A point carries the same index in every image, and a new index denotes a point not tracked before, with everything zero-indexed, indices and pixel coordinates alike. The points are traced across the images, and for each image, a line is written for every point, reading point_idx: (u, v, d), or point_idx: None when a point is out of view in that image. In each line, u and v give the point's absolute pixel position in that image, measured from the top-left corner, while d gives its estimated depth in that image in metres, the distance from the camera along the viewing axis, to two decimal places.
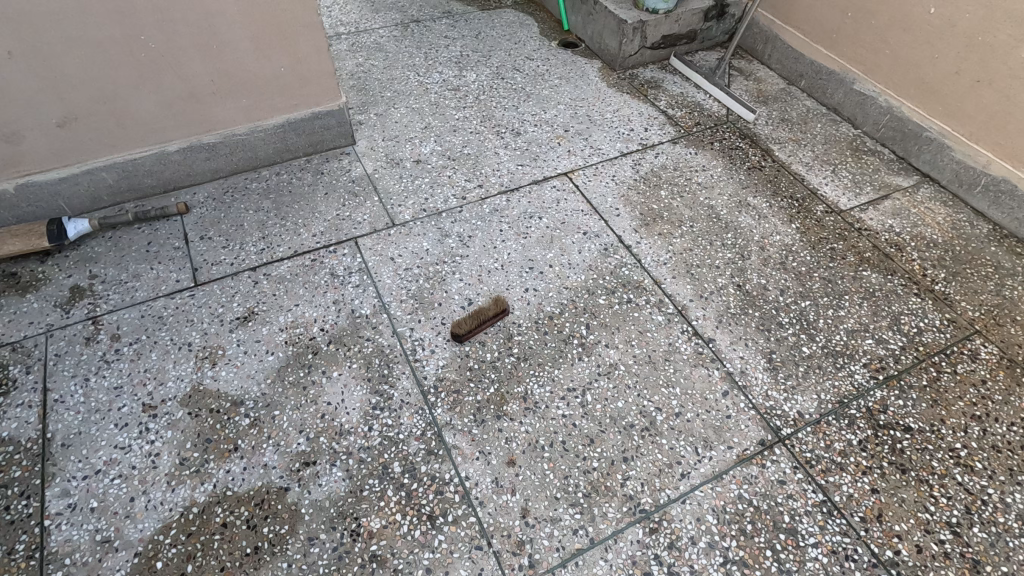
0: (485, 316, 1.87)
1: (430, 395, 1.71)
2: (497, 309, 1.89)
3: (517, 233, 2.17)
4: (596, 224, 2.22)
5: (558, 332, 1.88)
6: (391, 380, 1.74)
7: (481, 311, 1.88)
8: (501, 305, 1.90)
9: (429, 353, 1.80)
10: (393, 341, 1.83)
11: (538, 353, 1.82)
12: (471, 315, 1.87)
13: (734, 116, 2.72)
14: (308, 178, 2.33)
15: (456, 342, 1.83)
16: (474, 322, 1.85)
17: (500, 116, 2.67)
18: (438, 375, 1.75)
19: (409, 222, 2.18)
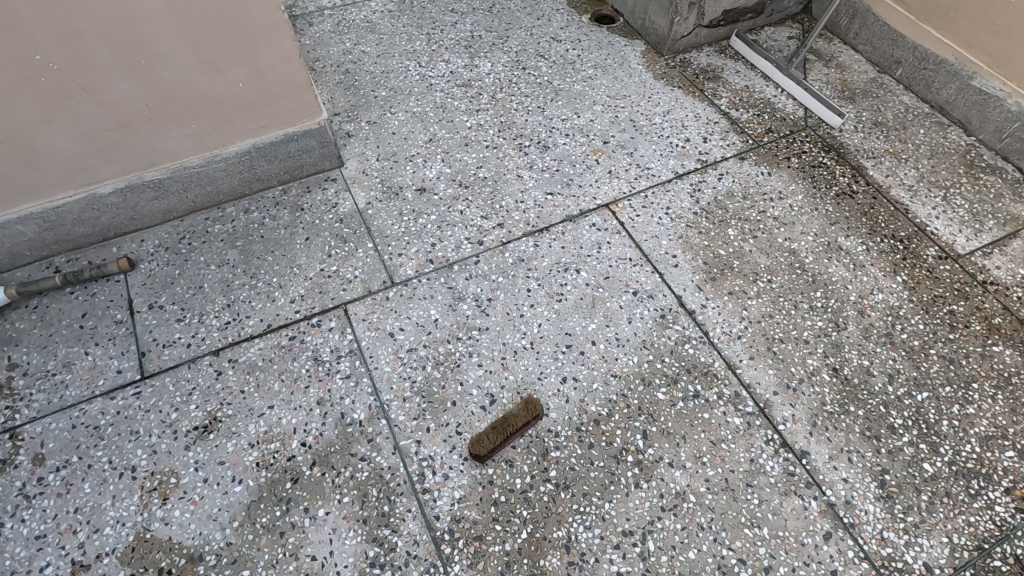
0: (514, 429, 1.45)
1: (445, 543, 1.32)
2: (529, 417, 1.47)
3: (550, 294, 1.71)
4: (650, 279, 1.75)
5: (607, 444, 1.46)
6: (393, 520, 1.34)
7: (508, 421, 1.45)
8: (532, 410, 1.48)
9: (441, 480, 1.40)
10: (396, 460, 1.43)
11: (581, 477, 1.41)
12: (494, 427, 1.45)
13: (813, 119, 2.18)
14: (284, 217, 1.86)
15: (475, 464, 1.42)
16: (500, 439, 1.43)
17: (522, 123, 2.15)
18: (454, 514, 1.35)
19: (412, 281, 1.73)
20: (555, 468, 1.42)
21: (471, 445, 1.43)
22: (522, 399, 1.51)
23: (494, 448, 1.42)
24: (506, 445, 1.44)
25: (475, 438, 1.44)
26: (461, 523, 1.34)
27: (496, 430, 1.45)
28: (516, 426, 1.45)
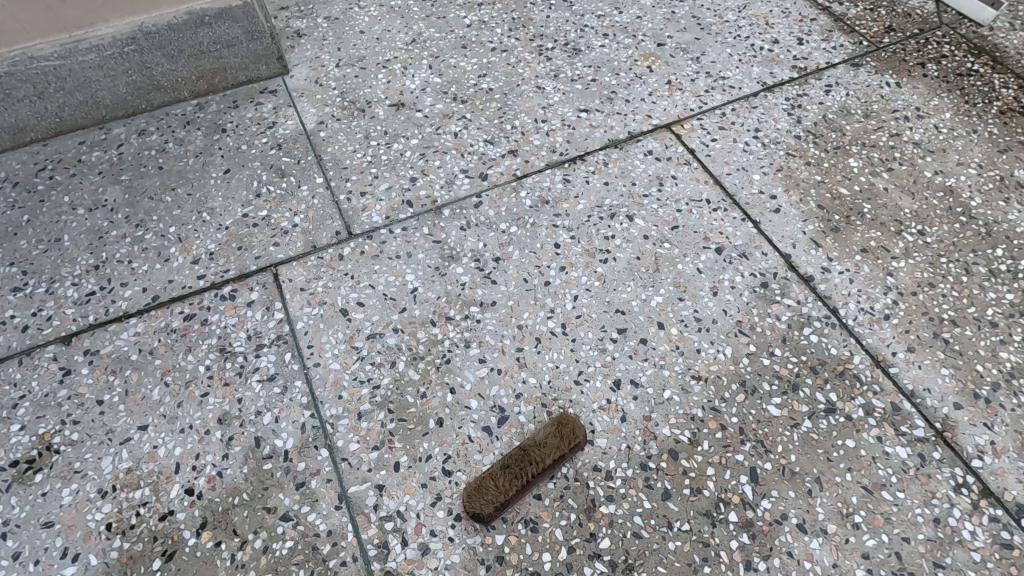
0: (538, 468, 0.87)
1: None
2: (564, 446, 0.89)
3: (589, 253, 1.13)
4: (740, 231, 1.16)
5: (693, 497, 0.88)
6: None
7: (529, 455, 0.87)
8: (569, 436, 0.89)
9: (414, 560, 0.82)
10: (343, 522, 0.85)
11: (654, 556, 0.83)
12: (505, 465, 0.87)
13: (950, 15, 1.56)
14: (195, 142, 1.27)
15: (473, 528, 0.85)
16: (516, 486, 0.85)
17: (542, 19, 1.54)
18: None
19: (380, 233, 1.14)
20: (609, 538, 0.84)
21: (466, 496, 0.85)
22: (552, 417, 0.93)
23: (504, 500, 0.85)
24: (525, 493, 0.86)
25: (474, 483, 0.87)
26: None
27: (509, 469, 0.87)
28: (541, 463, 0.87)
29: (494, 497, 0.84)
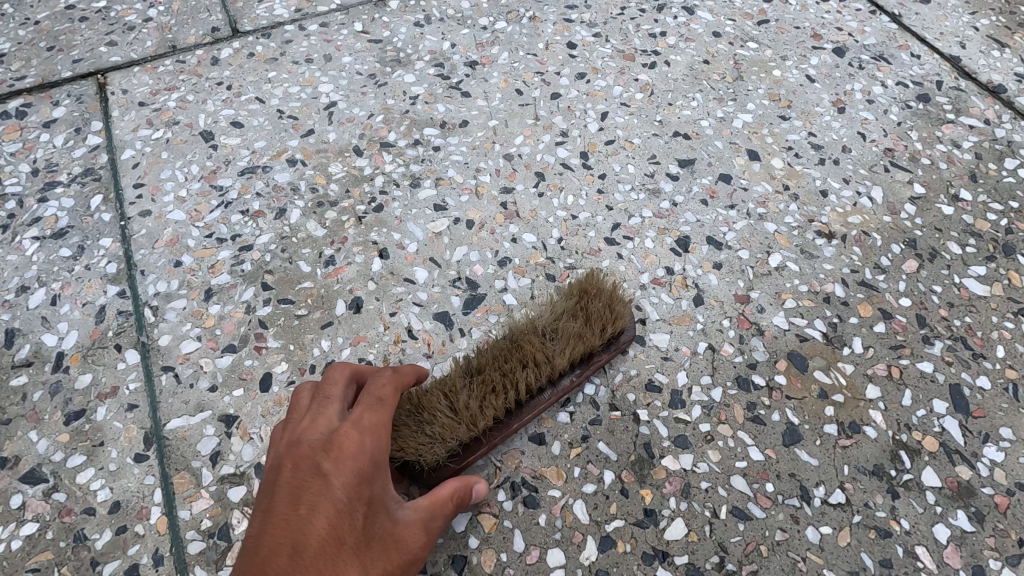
0: (538, 374, 0.44)
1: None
2: (590, 335, 0.45)
3: (625, 54, 0.68)
4: (869, 27, 0.71)
5: (844, 442, 0.44)
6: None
7: (521, 347, 0.44)
8: (599, 316, 0.46)
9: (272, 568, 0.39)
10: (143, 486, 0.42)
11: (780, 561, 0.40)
12: (473, 366, 0.44)
13: None
14: None
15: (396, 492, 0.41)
16: (492, 404, 0.42)
17: None
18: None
19: (285, 30, 0.70)
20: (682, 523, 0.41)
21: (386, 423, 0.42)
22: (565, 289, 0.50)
23: (466, 432, 0.41)
24: (509, 422, 0.43)
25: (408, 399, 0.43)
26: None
27: (478, 373, 0.44)
28: (547, 363, 0.44)
29: (440, 426, 0.41)
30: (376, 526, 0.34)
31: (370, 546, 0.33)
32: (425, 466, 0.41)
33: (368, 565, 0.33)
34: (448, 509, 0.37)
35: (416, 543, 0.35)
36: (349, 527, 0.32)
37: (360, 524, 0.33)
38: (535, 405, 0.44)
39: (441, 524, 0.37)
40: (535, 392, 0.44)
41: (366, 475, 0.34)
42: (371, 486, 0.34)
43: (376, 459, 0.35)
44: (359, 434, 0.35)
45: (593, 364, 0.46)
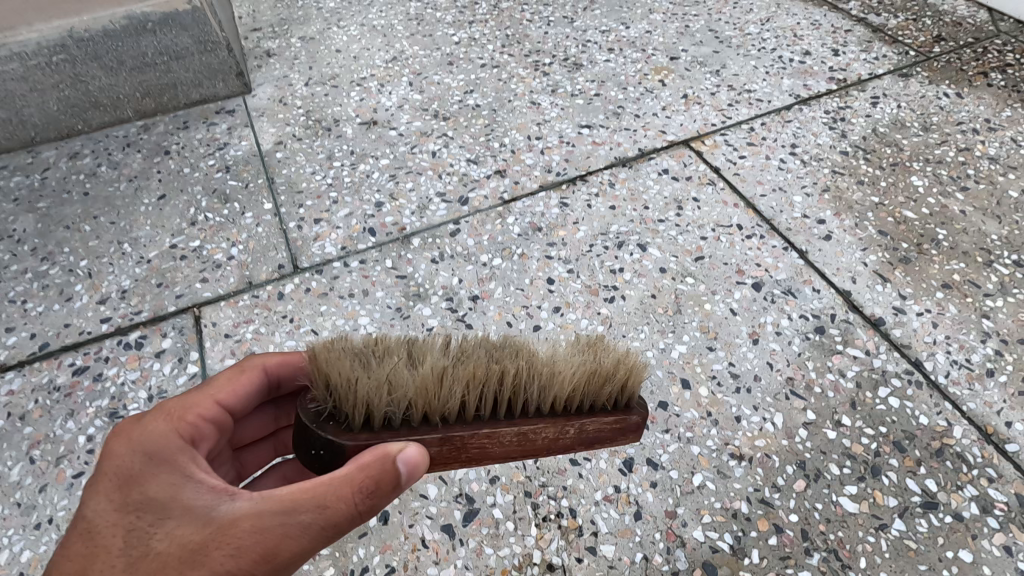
0: (542, 390, 0.54)
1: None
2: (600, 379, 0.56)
3: (591, 289, 0.89)
4: (782, 263, 0.92)
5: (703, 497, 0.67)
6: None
7: (524, 356, 0.55)
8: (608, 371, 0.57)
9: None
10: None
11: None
12: (485, 352, 0.56)
13: (1009, 25, 1.37)
14: (132, 165, 1.10)
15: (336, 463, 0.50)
16: (458, 386, 0.52)
17: (539, 36, 1.38)
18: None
19: (333, 266, 0.93)
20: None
21: (327, 362, 0.51)
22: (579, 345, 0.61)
23: (421, 401, 0.51)
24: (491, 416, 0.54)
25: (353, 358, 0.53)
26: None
27: (461, 358, 0.55)
28: (547, 379, 0.54)
29: (399, 382, 0.50)
30: (156, 513, 0.45)
31: (144, 524, 0.44)
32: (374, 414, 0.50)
33: (140, 540, 0.44)
34: (353, 493, 0.45)
35: (230, 526, 0.44)
36: (119, 522, 0.45)
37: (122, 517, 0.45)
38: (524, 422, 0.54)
39: (279, 509, 0.44)
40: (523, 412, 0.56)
41: (133, 479, 0.47)
42: (144, 484, 0.47)
43: (148, 464, 0.48)
44: (142, 446, 0.48)
45: (592, 424, 0.57)
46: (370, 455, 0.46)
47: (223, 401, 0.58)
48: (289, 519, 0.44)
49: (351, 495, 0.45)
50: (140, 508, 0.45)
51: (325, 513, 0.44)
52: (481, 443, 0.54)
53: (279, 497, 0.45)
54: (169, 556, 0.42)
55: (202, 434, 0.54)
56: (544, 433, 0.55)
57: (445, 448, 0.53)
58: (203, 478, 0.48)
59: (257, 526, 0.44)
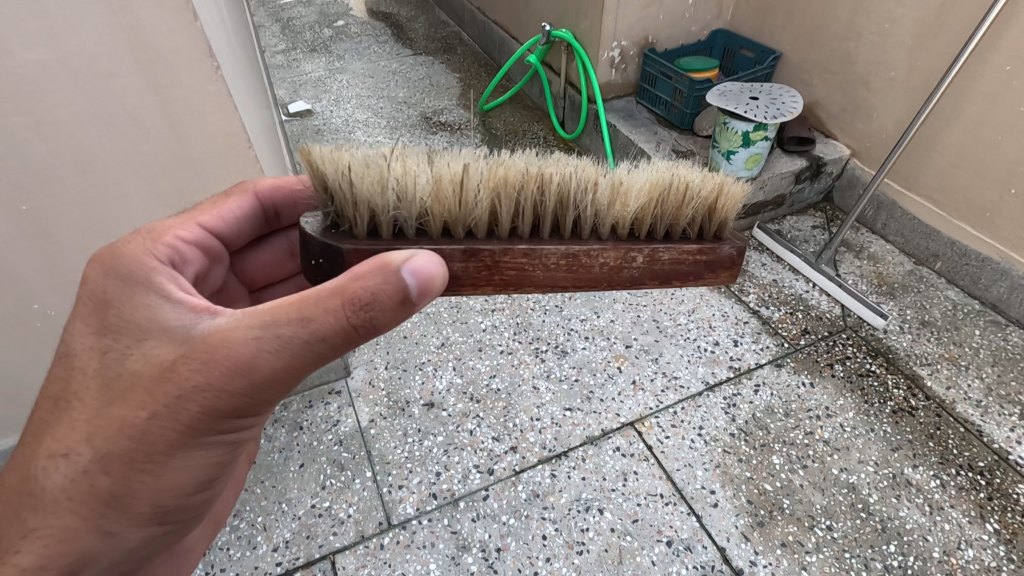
0: (605, 206, 1.05)
1: (191, 440, 0.84)
2: (661, 210, 1.10)
3: (569, 544, 1.46)
4: (686, 524, 1.50)
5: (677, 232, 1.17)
6: (205, 494, 0.94)
7: (578, 186, 1.06)
8: (675, 193, 1.09)
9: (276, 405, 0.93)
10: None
11: (676, 262, 1.09)
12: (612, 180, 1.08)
13: (853, 319, 2.04)
14: (279, 438, 1.73)
15: (371, 240, 0.95)
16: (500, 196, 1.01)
17: (538, 324, 2.06)
18: (223, 424, 0.86)
19: (411, 523, 1.52)
20: (658, 276, 1.10)
21: (346, 175, 0.95)
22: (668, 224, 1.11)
23: (460, 215, 1.00)
24: (547, 221, 1.04)
25: (345, 167, 0.97)
26: (213, 417, 0.83)
27: (486, 175, 1.02)
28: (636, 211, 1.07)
29: (405, 190, 0.96)
30: (128, 315, 0.88)
31: (120, 303, 0.89)
32: (382, 219, 0.96)
33: (131, 297, 0.89)
34: (358, 280, 0.78)
35: (249, 337, 0.79)
36: (97, 335, 0.88)
37: (104, 301, 0.90)
38: (593, 256, 1.03)
39: (289, 305, 0.80)
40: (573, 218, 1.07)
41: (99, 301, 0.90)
42: (105, 304, 0.90)
43: (106, 295, 0.90)
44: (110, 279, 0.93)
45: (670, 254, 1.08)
46: (376, 264, 0.79)
47: (225, 209, 1.17)
48: (269, 331, 0.79)
49: (343, 303, 0.78)
50: (115, 332, 0.87)
51: (349, 292, 0.78)
52: (522, 262, 1.00)
53: (294, 303, 0.80)
54: (206, 348, 0.80)
55: (186, 253, 1.05)
56: (610, 262, 1.05)
57: (475, 260, 0.98)
58: (168, 302, 0.89)
59: (266, 324, 0.79)
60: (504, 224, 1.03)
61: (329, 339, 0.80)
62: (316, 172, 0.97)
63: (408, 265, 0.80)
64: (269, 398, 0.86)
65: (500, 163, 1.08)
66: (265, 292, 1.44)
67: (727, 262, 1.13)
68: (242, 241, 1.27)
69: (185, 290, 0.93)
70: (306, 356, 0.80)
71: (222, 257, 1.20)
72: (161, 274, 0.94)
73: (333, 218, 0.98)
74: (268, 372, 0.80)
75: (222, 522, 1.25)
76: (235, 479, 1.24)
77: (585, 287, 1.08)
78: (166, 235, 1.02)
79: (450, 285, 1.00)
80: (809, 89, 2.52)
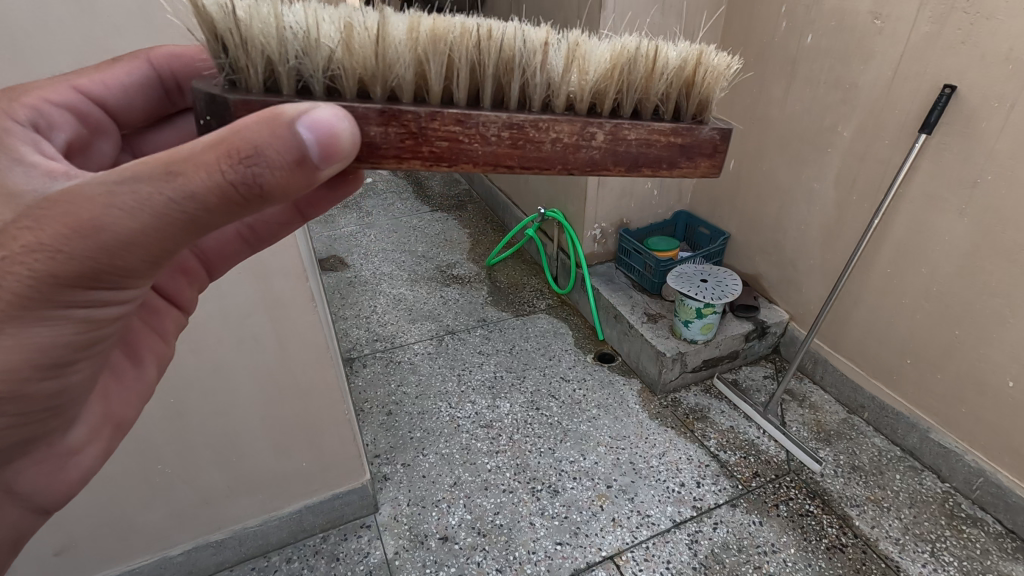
0: (562, 78, 1.01)
1: (22, 312, 0.78)
2: (631, 82, 1.06)
3: None
4: None
5: (653, 114, 1.13)
6: (56, 383, 0.90)
7: (526, 52, 1.01)
8: (641, 68, 1.06)
9: (144, 281, 0.88)
10: (217, 249, 1.28)
11: (647, 143, 1.02)
12: (570, 54, 1.03)
13: (796, 463, 2.46)
14: (320, 568, 2.09)
15: (268, 95, 0.88)
16: (435, 63, 0.95)
17: (534, 465, 2.47)
18: (69, 296, 0.81)
19: None
20: (624, 160, 1.01)
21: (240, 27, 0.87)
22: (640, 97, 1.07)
23: (381, 69, 0.92)
24: (490, 87, 0.98)
25: (238, 10, 0.89)
26: (58, 285, 0.77)
27: (412, 34, 0.96)
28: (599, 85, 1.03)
29: (310, 40, 0.90)
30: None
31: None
32: (282, 73, 0.89)
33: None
34: (238, 130, 0.71)
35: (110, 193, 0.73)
36: None
37: None
38: (543, 128, 0.94)
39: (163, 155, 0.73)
40: (520, 88, 1.00)
41: None
42: None
43: None
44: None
45: (636, 134, 1.01)
46: (264, 115, 0.71)
47: (112, 75, 1.12)
48: (127, 185, 0.72)
49: (220, 154, 0.71)
50: None
51: (227, 138, 0.71)
52: (455, 131, 0.90)
53: (160, 156, 0.72)
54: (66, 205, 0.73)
55: (53, 116, 1.05)
56: (566, 138, 0.96)
57: (396, 124, 0.86)
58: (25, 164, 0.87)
59: (124, 178, 0.72)
60: (435, 87, 0.95)
61: (200, 196, 0.73)
62: (203, 15, 0.87)
63: (304, 118, 0.73)
64: (129, 264, 0.80)
65: (432, 18, 1.01)
66: (142, 145, 1.31)
67: (708, 149, 1.06)
68: (137, 113, 1.23)
69: (41, 153, 0.92)
70: (178, 216, 0.74)
71: (107, 128, 1.18)
72: (17, 136, 0.93)
73: (226, 72, 0.89)
74: (117, 235, 0.74)
75: (127, 429, 1.17)
76: (126, 378, 1.17)
77: (538, 169, 0.96)
78: (28, 95, 1.02)
79: (367, 153, 0.87)
80: (754, 263, 3.12)
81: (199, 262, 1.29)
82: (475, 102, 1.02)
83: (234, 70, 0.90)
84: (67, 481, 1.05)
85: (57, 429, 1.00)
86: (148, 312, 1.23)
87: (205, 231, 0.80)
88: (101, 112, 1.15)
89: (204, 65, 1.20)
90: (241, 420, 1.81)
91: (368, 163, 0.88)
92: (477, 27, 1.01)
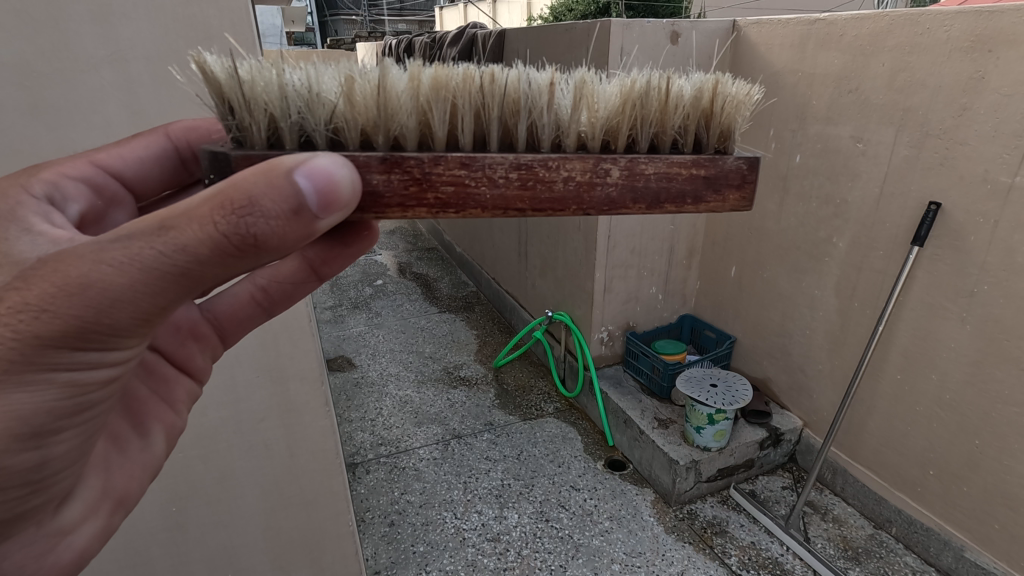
0: (574, 118, 1.08)
1: (5, 377, 0.76)
2: (643, 117, 1.13)
3: None
4: None
5: (672, 147, 1.19)
6: (37, 455, 0.86)
7: (530, 95, 1.08)
8: (656, 104, 1.13)
9: (137, 343, 0.88)
10: (230, 315, 1.33)
11: (668, 177, 1.06)
12: (579, 96, 1.10)
13: None
14: None
15: (272, 149, 0.94)
16: (438, 113, 1.02)
17: None
18: (55, 358, 0.79)
19: None
20: (644, 196, 1.05)
21: (250, 88, 0.94)
22: (658, 125, 1.14)
23: (383, 118, 0.98)
24: (495, 132, 1.04)
25: (241, 73, 0.96)
26: (41, 347, 0.76)
27: (414, 85, 1.02)
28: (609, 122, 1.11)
29: (311, 95, 0.97)
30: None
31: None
32: (284, 128, 0.96)
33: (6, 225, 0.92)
34: (231, 183, 0.73)
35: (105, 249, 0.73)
36: None
37: None
38: (553, 167, 0.98)
39: (158, 211, 0.74)
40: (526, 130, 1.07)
41: None
42: None
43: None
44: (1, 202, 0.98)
45: (656, 167, 1.05)
46: (260, 168, 0.74)
47: (128, 149, 1.16)
48: (118, 243, 0.73)
49: (214, 206, 0.73)
50: None
51: (221, 192, 0.73)
52: (460, 175, 0.94)
53: (156, 214, 0.74)
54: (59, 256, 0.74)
55: (68, 189, 1.09)
56: (578, 176, 1.00)
57: (399, 171, 0.91)
58: (36, 236, 0.92)
59: (116, 237, 0.73)
60: (437, 134, 1.01)
61: (193, 250, 0.74)
62: (211, 81, 0.95)
63: (302, 167, 0.76)
64: (115, 324, 0.79)
65: (431, 68, 1.08)
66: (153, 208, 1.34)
67: (736, 179, 1.11)
68: (155, 184, 1.27)
69: (50, 223, 0.96)
70: (169, 271, 0.75)
71: (123, 198, 1.22)
72: (29, 208, 0.97)
73: (232, 131, 0.96)
74: (105, 293, 0.74)
75: (129, 505, 1.13)
76: (129, 449, 1.15)
77: (550, 209, 0.99)
78: (47, 170, 1.06)
79: (372, 202, 0.91)
80: (762, 367, 3.12)
81: (210, 326, 1.32)
82: (480, 148, 1.08)
83: (240, 128, 0.96)
84: (56, 565, 1.01)
85: (46, 507, 0.97)
86: (156, 380, 1.24)
87: (199, 287, 0.80)
88: (118, 183, 1.19)
89: (218, 133, 1.24)
90: (243, 532, 1.74)
91: (374, 212, 0.92)
92: (478, 74, 1.08)
